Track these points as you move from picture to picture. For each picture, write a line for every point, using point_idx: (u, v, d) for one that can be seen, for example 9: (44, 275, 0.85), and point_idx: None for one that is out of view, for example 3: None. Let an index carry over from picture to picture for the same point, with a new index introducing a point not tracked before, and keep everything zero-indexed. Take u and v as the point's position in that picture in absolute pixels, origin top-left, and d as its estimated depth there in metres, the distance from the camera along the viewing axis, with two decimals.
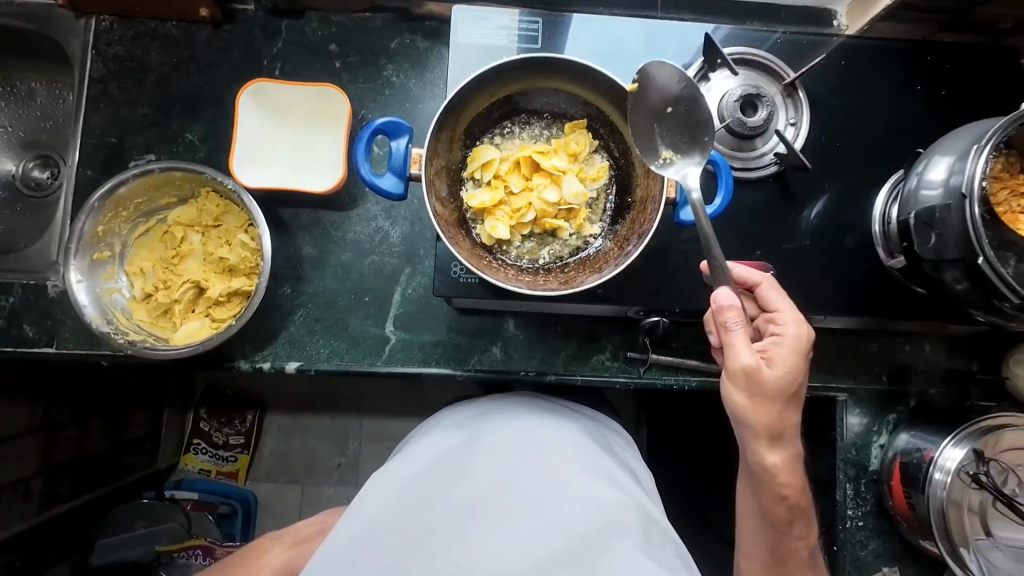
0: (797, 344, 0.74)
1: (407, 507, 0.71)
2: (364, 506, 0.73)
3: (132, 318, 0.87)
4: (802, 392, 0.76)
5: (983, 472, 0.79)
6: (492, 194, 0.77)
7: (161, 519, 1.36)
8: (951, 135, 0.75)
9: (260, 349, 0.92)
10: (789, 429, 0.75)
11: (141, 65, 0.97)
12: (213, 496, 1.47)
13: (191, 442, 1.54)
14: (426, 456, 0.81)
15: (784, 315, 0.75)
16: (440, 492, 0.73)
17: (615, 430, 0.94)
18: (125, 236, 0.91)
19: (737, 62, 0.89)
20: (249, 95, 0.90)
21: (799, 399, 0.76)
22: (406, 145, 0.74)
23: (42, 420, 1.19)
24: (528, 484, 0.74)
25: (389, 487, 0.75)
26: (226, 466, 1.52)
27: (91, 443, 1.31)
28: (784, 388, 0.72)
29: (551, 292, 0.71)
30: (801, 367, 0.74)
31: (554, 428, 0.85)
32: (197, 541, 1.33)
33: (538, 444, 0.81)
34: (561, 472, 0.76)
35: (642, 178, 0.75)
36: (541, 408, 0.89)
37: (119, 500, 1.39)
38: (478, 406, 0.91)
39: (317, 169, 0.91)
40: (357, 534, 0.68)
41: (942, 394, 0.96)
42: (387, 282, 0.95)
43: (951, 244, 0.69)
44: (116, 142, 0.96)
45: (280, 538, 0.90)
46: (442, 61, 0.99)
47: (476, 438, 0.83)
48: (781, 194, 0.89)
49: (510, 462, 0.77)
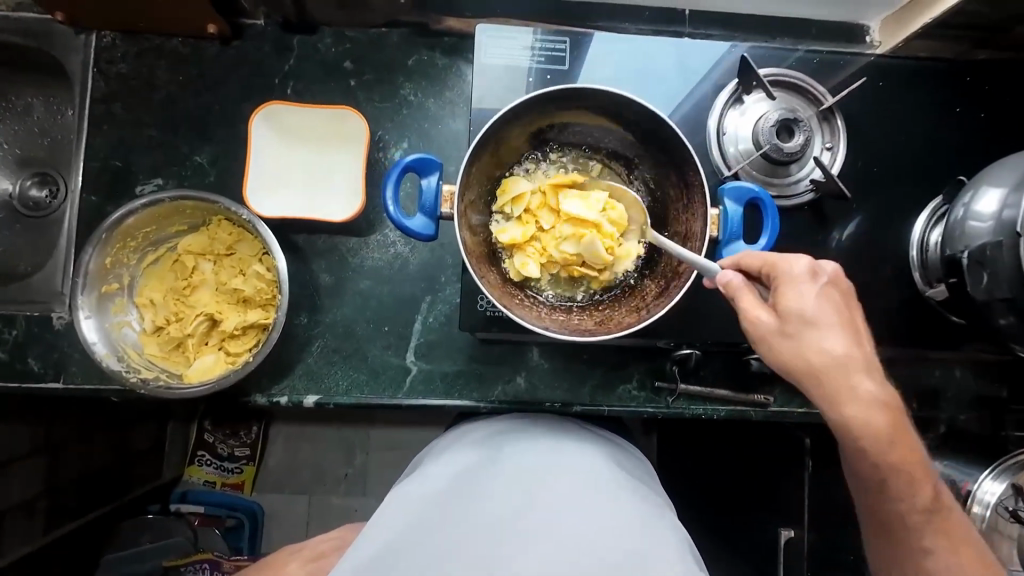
0: (796, 272, 0.64)
1: (423, 531, 0.65)
2: (375, 522, 0.68)
3: (143, 353, 0.84)
4: (851, 331, 0.64)
5: (1023, 508, 0.79)
6: (520, 229, 0.75)
7: (165, 533, 1.34)
8: (1002, 165, 0.72)
9: (276, 382, 0.89)
10: (842, 378, 0.62)
11: (146, 83, 0.92)
12: (219, 509, 1.41)
13: (196, 454, 1.46)
14: (443, 474, 0.74)
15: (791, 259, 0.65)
16: (459, 515, 0.67)
17: (635, 457, 0.87)
18: (133, 266, 0.87)
19: (771, 83, 0.86)
20: (262, 120, 0.86)
21: (841, 339, 0.63)
22: (437, 184, 0.71)
23: (46, 440, 1.12)
24: (553, 508, 0.68)
25: (404, 507, 0.69)
26: (231, 477, 1.45)
27: (97, 457, 1.23)
28: (811, 330, 0.62)
29: (592, 337, 0.68)
30: (818, 296, 0.63)
31: (583, 450, 0.78)
32: (205, 555, 1.29)
33: (563, 464, 0.75)
34: (588, 494, 0.70)
35: (681, 214, 0.74)
36: (571, 430, 0.83)
37: (124, 517, 1.33)
38: (503, 421, 0.84)
39: (336, 197, 0.88)
40: (372, 560, 0.62)
41: (974, 421, 0.92)
42: (407, 310, 0.92)
43: (1003, 283, 0.67)
44: (122, 165, 0.91)
45: (298, 551, 0.87)
46: (462, 79, 0.95)
47: (497, 456, 0.76)
48: (815, 221, 0.86)
49: (532, 484, 0.71)
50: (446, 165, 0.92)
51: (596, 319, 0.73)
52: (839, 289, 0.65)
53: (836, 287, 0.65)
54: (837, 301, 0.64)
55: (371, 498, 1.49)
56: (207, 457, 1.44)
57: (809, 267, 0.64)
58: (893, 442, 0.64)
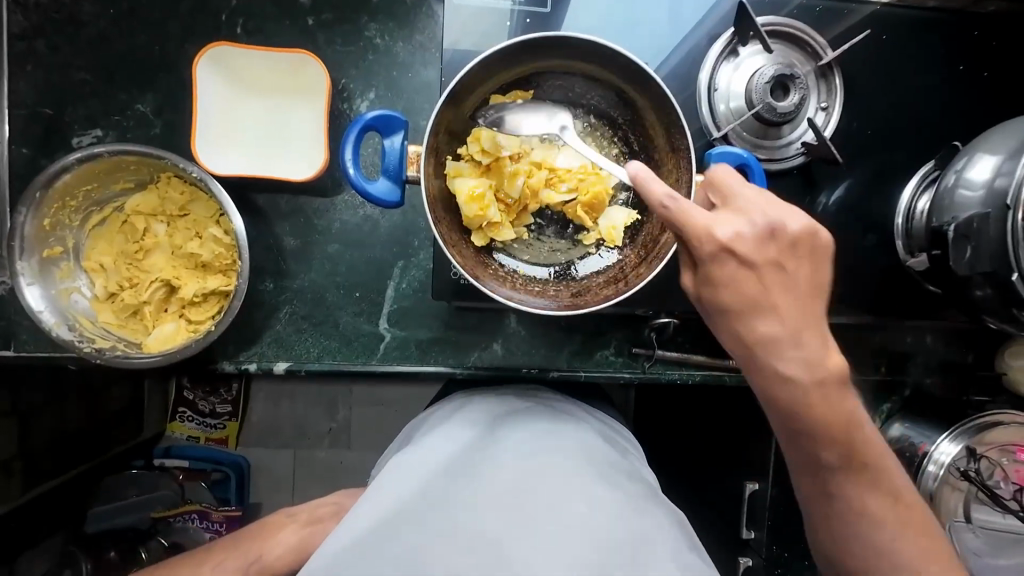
0: (713, 246, 0.59)
1: (424, 503, 0.64)
2: (373, 495, 0.67)
3: (97, 322, 0.79)
4: (773, 306, 0.62)
5: (973, 468, 0.83)
6: (483, 184, 0.69)
7: (153, 487, 1.28)
8: (997, 130, 0.70)
9: (244, 349, 0.86)
10: (772, 371, 0.64)
11: (73, 17, 0.82)
12: (202, 463, 1.37)
13: (176, 410, 1.40)
14: (442, 448, 0.73)
15: (695, 218, 0.59)
16: (457, 490, 0.65)
17: (626, 438, 0.87)
18: (77, 229, 0.81)
19: (770, 34, 0.80)
20: (209, 62, 0.77)
21: (761, 313, 0.62)
22: (402, 144, 0.66)
23: (14, 404, 0.98)
24: (555, 483, 0.66)
25: (400, 481, 0.68)
26: (215, 432, 1.42)
27: (70, 417, 1.13)
28: (727, 308, 0.62)
29: (566, 310, 0.65)
30: (736, 272, 0.61)
31: (580, 433, 0.78)
32: (191, 506, 1.28)
33: (563, 442, 0.73)
34: (588, 469, 0.69)
35: (665, 179, 0.70)
36: (564, 412, 0.82)
37: (107, 473, 1.25)
38: (500, 400, 0.84)
39: (297, 154, 0.81)
40: (371, 530, 0.61)
41: (938, 384, 0.94)
42: (378, 276, 0.88)
43: (985, 256, 0.66)
44: (53, 114, 0.82)
45: (295, 515, 0.87)
46: (433, 21, 0.86)
47: (497, 435, 0.75)
48: (802, 186, 0.84)
49: (533, 462, 0.69)
50: (416, 119, 0.85)
51: (573, 291, 0.70)
52: (763, 256, 0.60)
53: (760, 256, 0.60)
54: (757, 273, 0.61)
55: (355, 451, 1.47)
56: (188, 414, 1.40)
57: (732, 238, 0.59)
58: (829, 415, 0.64)
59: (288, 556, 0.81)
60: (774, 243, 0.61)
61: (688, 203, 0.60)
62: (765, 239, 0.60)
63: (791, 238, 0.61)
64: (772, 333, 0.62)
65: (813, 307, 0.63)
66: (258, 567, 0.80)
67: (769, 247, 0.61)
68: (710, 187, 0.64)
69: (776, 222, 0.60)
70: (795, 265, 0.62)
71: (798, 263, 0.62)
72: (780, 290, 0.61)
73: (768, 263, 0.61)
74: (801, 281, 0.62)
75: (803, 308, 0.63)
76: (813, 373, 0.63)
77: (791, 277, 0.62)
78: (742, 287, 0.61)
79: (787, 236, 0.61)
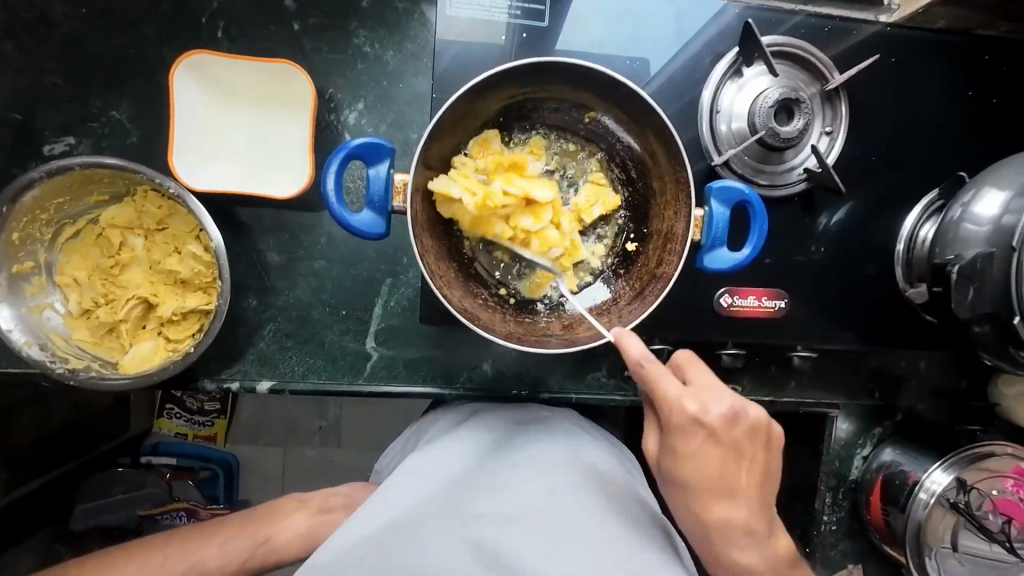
0: (683, 421, 0.59)
1: (434, 513, 0.64)
2: (386, 499, 0.68)
3: (72, 339, 0.76)
4: (737, 486, 0.62)
5: (962, 500, 0.81)
6: (472, 192, 0.64)
7: (139, 484, 1.19)
8: (1005, 163, 0.69)
9: (226, 367, 0.83)
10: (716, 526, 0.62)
11: (43, 17, 0.77)
12: (192, 461, 1.26)
13: (163, 407, 1.27)
14: (452, 463, 0.73)
15: (668, 394, 0.59)
16: (466, 504, 0.65)
17: (631, 460, 0.85)
18: (49, 243, 0.77)
19: (777, 55, 0.77)
20: (187, 71, 0.74)
21: (716, 488, 0.61)
22: (387, 172, 0.64)
23: None
24: (566, 505, 0.65)
25: (411, 492, 0.68)
26: (203, 430, 1.29)
27: (54, 420, 1.06)
28: (689, 484, 0.61)
29: (558, 347, 0.63)
30: (703, 450, 0.60)
31: (594, 450, 0.77)
32: (180, 503, 1.20)
33: (573, 462, 0.73)
34: (597, 490, 0.69)
35: (663, 211, 0.69)
36: (571, 428, 0.81)
37: (93, 471, 1.17)
38: (508, 413, 0.83)
39: (282, 169, 0.78)
40: (378, 534, 0.62)
41: (930, 409, 0.91)
42: (367, 293, 0.85)
43: (987, 298, 0.65)
44: (23, 120, 0.77)
45: (306, 501, 0.87)
46: (426, 28, 0.82)
47: (510, 448, 0.75)
48: (803, 211, 0.82)
49: (550, 478, 0.69)
50: (407, 132, 0.82)
51: (564, 323, 0.70)
52: (731, 438, 0.60)
53: (731, 437, 0.60)
54: (723, 453, 0.60)
55: (347, 450, 1.34)
56: (175, 411, 1.26)
57: (699, 418, 0.59)
58: None
59: (298, 542, 0.83)
60: (740, 427, 0.61)
61: (659, 371, 0.60)
62: (732, 420, 0.60)
63: (755, 428, 0.62)
64: (730, 506, 0.62)
65: (765, 481, 0.63)
66: (267, 547, 0.81)
67: (736, 430, 0.60)
68: (678, 363, 0.64)
69: (738, 409, 0.60)
70: (756, 454, 0.62)
71: (758, 451, 0.62)
72: (741, 474, 0.62)
73: (735, 445, 0.61)
74: (761, 470, 0.63)
75: (762, 490, 0.63)
76: (759, 539, 0.63)
77: (753, 461, 0.62)
78: (704, 466, 0.60)
79: (751, 421, 0.62)
